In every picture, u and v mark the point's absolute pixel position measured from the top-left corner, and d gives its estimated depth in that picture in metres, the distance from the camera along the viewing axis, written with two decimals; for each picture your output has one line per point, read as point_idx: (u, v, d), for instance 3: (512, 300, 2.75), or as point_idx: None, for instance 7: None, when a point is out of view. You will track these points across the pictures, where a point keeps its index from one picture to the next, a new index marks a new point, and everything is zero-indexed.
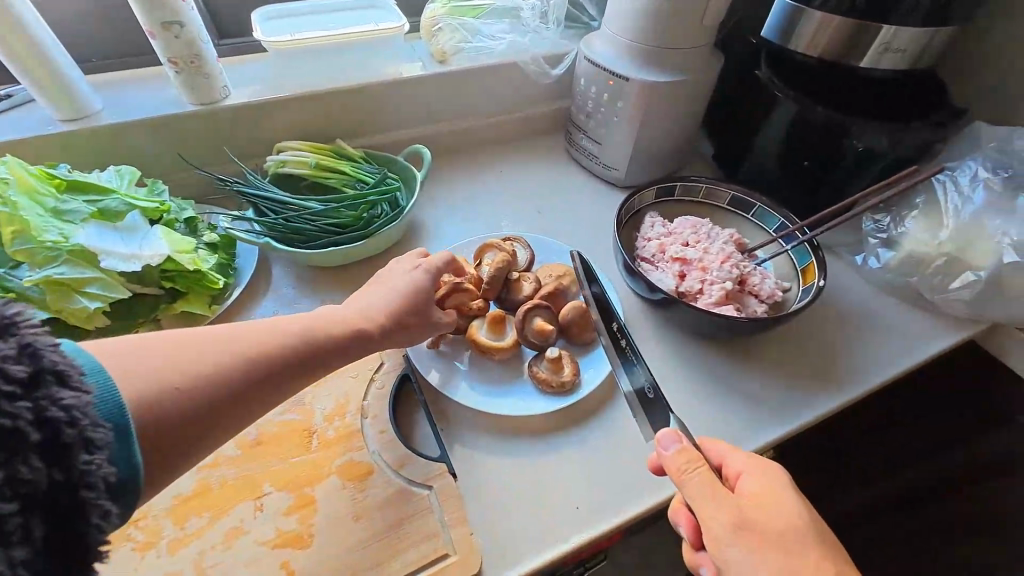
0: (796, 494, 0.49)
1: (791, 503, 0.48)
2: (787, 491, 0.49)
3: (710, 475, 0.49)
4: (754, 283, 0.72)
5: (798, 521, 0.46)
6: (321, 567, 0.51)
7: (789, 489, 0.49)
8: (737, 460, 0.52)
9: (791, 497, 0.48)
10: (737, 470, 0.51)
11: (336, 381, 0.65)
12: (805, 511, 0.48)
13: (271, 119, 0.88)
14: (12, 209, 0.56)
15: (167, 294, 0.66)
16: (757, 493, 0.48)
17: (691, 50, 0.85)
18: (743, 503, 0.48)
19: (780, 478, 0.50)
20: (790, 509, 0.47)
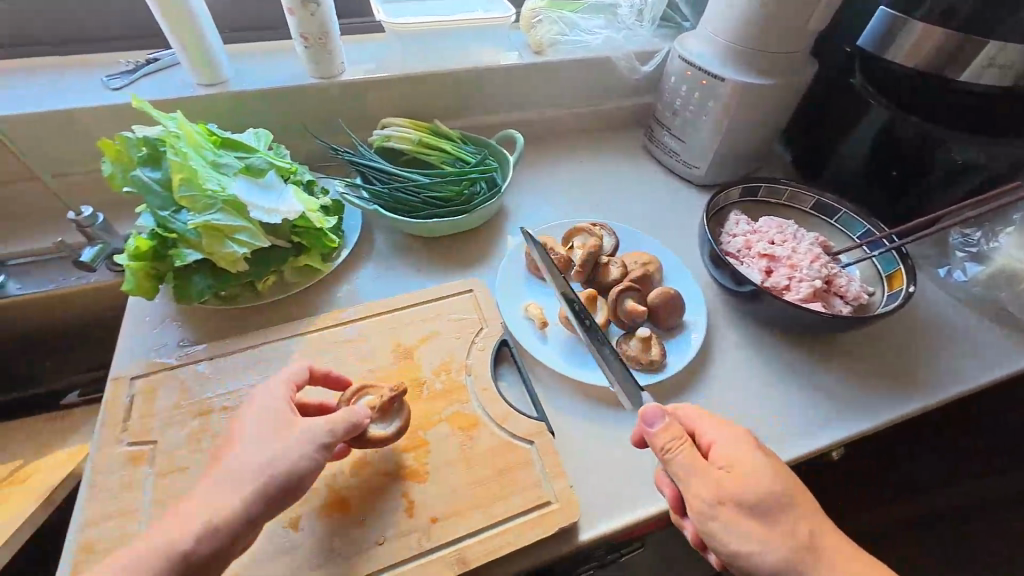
0: (767, 459, 0.52)
1: (765, 468, 0.51)
2: (758, 457, 0.52)
3: (694, 450, 0.52)
4: (840, 284, 0.74)
5: (774, 487, 0.50)
6: (438, 500, 0.56)
7: (754, 454, 0.52)
8: (711, 430, 0.55)
9: (760, 462, 0.52)
10: (710, 439, 0.54)
11: (441, 340, 0.70)
12: (779, 473, 0.51)
13: (379, 95, 0.94)
14: (183, 159, 0.64)
15: (293, 248, 0.73)
16: (736, 462, 0.52)
17: (789, 54, 0.87)
18: (724, 475, 0.51)
19: (747, 442, 0.53)
20: (761, 477, 0.50)
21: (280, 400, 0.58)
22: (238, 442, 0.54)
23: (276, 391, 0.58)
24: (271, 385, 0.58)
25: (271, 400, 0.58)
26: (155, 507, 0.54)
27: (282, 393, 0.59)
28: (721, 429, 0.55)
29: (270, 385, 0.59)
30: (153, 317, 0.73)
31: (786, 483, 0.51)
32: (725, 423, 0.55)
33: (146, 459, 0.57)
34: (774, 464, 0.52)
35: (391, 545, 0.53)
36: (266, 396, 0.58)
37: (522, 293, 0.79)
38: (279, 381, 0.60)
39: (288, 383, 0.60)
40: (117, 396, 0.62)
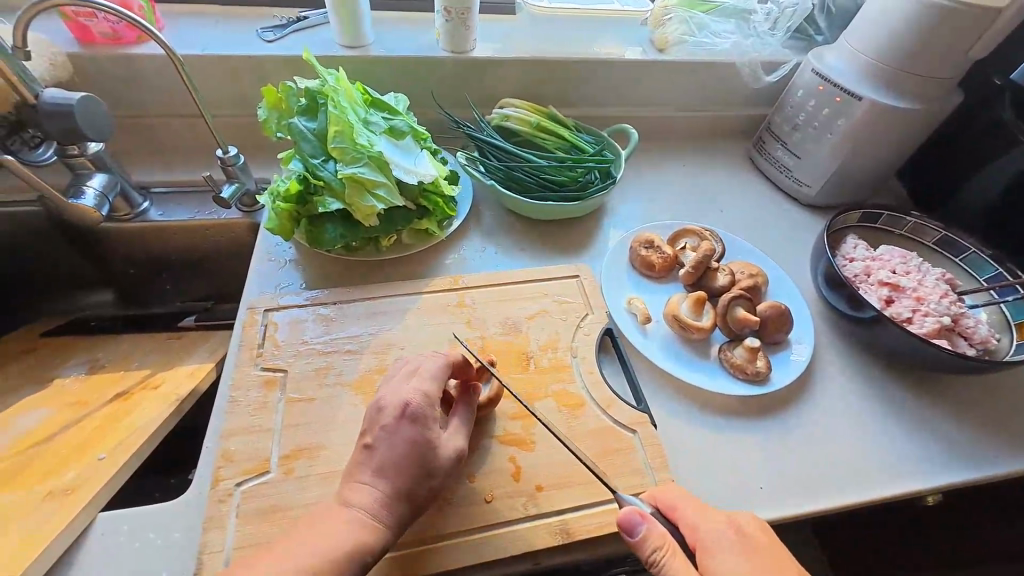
0: (745, 569, 0.45)
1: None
2: (738, 562, 0.45)
3: (682, 559, 0.46)
4: (968, 325, 0.70)
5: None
6: (543, 469, 0.58)
7: (729, 551, 0.46)
8: (689, 524, 0.48)
9: (734, 567, 0.45)
10: (699, 540, 0.47)
11: (546, 319, 0.72)
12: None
13: (502, 75, 0.96)
14: (340, 112, 0.69)
15: (418, 211, 0.77)
16: (719, 575, 0.45)
17: (937, 79, 0.83)
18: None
19: (744, 552, 0.46)
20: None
21: (428, 414, 0.53)
22: (392, 454, 0.51)
23: (420, 402, 0.53)
24: (415, 392, 0.54)
25: (421, 413, 0.53)
26: (287, 429, 0.58)
27: (428, 404, 0.53)
28: (698, 524, 0.48)
29: (411, 391, 0.54)
30: (279, 257, 0.77)
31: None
32: (715, 519, 0.48)
33: (280, 384, 0.62)
34: (758, 569, 0.45)
35: (500, 505, 0.55)
36: (416, 412, 0.52)
37: (625, 286, 0.80)
38: (423, 389, 0.54)
39: (428, 394, 0.54)
40: (253, 324, 0.67)
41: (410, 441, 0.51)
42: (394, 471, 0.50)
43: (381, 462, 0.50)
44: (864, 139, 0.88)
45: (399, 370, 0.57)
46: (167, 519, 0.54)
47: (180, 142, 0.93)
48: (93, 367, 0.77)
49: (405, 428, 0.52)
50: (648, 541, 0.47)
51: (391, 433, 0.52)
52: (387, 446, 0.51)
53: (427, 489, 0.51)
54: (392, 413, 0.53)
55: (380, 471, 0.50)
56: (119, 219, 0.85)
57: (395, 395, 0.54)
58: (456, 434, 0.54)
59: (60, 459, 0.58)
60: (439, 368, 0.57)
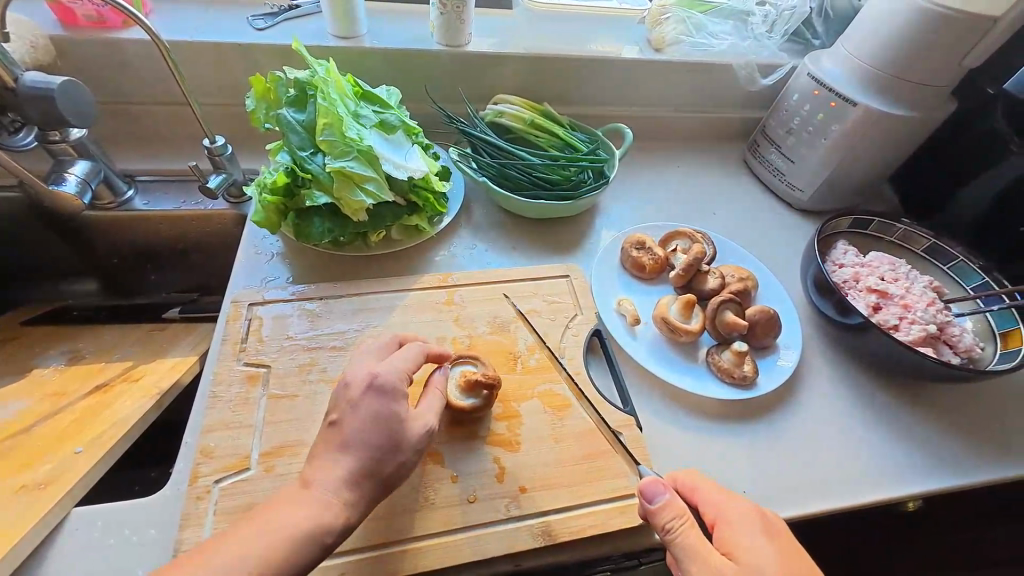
0: (765, 544, 0.48)
1: (765, 552, 0.47)
2: (756, 536, 0.48)
3: (700, 532, 0.49)
4: (954, 334, 0.71)
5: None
6: (527, 470, 0.58)
7: (748, 527, 0.49)
8: (712, 504, 0.51)
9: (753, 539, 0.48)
10: (720, 517, 0.50)
11: (534, 319, 0.71)
12: (780, 558, 0.47)
13: (497, 71, 0.95)
14: (329, 104, 0.67)
15: (408, 207, 0.76)
16: (739, 546, 0.48)
17: (931, 87, 0.83)
18: (724, 563, 0.47)
19: (765, 531, 0.49)
20: (755, 557, 0.47)
21: (397, 387, 0.52)
22: (356, 428, 0.49)
23: (390, 375, 0.53)
24: (386, 367, 0.54)
25: (390, 386, 0.52)
26: (268, 426, 0.57)
27: (398, 378, 0.53)
28: (722, 503, 0.51)
29: (379, 366, 0.53)
30: (265, 251, 0.76)
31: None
32: (735, 499, 0.52)
33: (262, 380, 0.61)
34: (778, 549, 0.48)
35: (481, 505, 0.55)
36: (383, 384, 0.52)
37: (615, 287, 0.80)
38: (393, 366, 0.54)
39: (399, 369, 0.54)
40: (237, 318, 0.66)
41: (376, 414, 0.50)
42: (359, 444, 0.49)
43: (345, 436, 0.49)
44: (857, 145, 0.88)
45: (367, 348, 0.57)
46: (143, 515, 0.53)
47: (167, 130, 0.91)
48: (72, 357, 0.76)
49: (370, 401, 0.51)
50: (670, 511, 0.49)
51: (353, 407, 0.50)
52: (351, 421, 0.50)
53: (394, 464, 0.50)
54: (359, 386, 0.52)
55: (345, 444, 0.49)
56: (102, 207, 0.83)
57: (363, 369, 0.53)
58: (430, 414, 0.54)
59: (36, 452, 0.57)
60: (412, 352, 0.57)
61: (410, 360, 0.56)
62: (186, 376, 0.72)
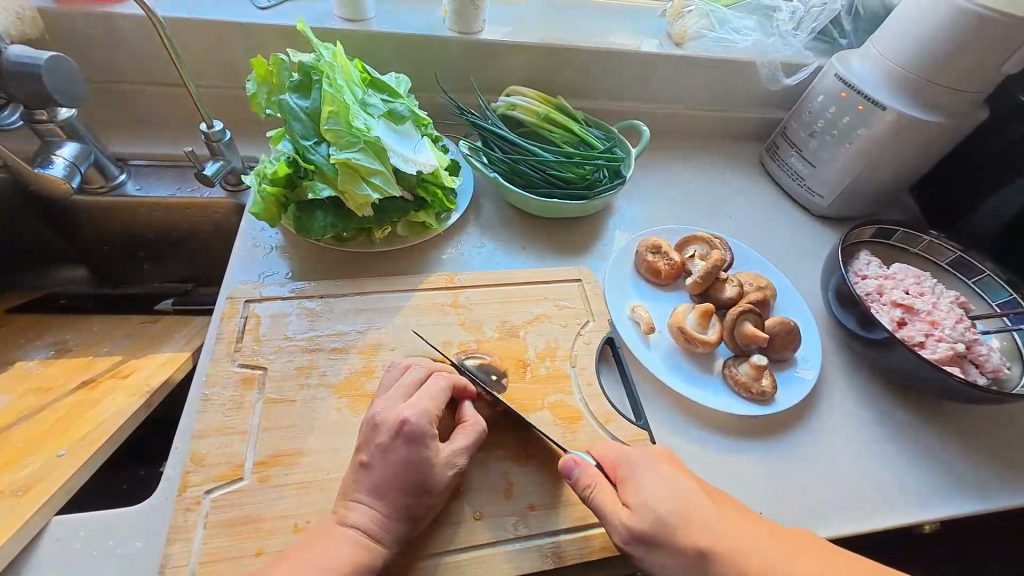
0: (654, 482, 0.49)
1: (652, 492, 0.48)
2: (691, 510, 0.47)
3: (606, 488, 0.50)
4: (981, 353, 0.68)
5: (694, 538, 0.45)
6: (535, 487, 0.55)
7: (640, 472, 0.50)
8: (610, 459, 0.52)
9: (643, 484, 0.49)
10: (623, 472, 0.51)
11: (545, 325, 0.68)
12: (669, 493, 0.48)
13: (510, 61, 0.90)
14: (335, 91, 0.63)
15: (416, 202, 0.72)
16: (633, 492, 0.49)
17: (964, 93, 0.79)
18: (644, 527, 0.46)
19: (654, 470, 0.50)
20: (643, 499, 0.48)
21: (426, 432, 0.50)
22: (388, 474, 0.48)
23: (419, 420, 0.50)
24: (416, 407, 0.51)
25: (419, 432, 0.50)
26: (265, 432, 0.54)
27: (427, 421, 0.50)
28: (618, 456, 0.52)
29: (407, 408, 0.51)
30: (264, 244, 0.73)
31: (717, 510, 0.47)
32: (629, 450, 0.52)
33: (259, 382, 0.58)
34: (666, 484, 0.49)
35: (488, 522, 0.52)
36: (413, 431, 0.49)
37: (629, 292, 0.76)
38: (421, 407, 0.51)
39: (427, 411, 0.51)
40: (233, 315, 0.62)
41: (406, 460, 0.49)
42: (393, 489, 0.48)
43: (377, 481, 0.48)
44: (883, 152, 0.85)
45: (396, 385, 0.54)
46: (129, 525, 0.50)
47: (162, 112, 0.87)
48: (59, 349, 0.72)
49: (401, 447, 0.49)
50: (580, 482, 0.50)
51: (384, 452, 0.49)
52: (383, 466, 0.48)
53: (425, 505, 0.49)
54: (389, 430, 0.50)
55: (376, 488, 0.48)
56: (92, 191, 0.80)
57: (392, 412, 0.51)
58: (461, 452, 0.51)
59: (17, 453, 0.54)
60: (437, 387, 0.54)
61: (438, 398, 0.53)
62: (179, 373, 0.69)
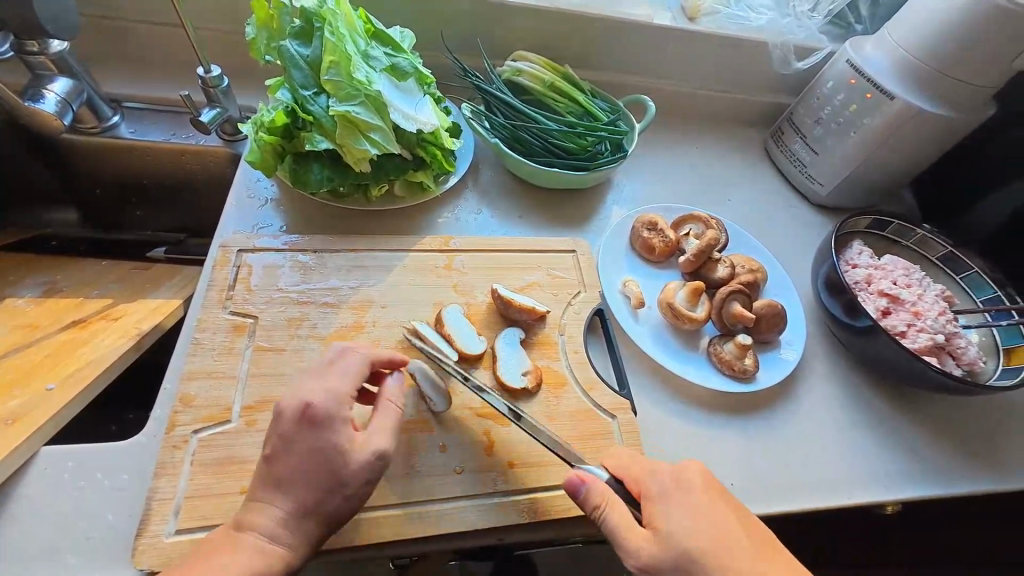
0: (689, 504, 0.47)
1: (682, 519, 0.46)
2: (674, 502, 0.47)
3: (622, 510, 0.47)
4: (959, 346, 0.70)
5: (687, 538, 0.45)
6: (519, 447, 0.56)
7: (670, 496, 0.47)
8: (634, 475, 0.50)
9: (674, 514, 0.46)
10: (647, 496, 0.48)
11: (536, 293, 0.69)
12: (698, 519, 0.46)
13: (522, 24, 0.88)
14: (337, 41, 0.61)
15: (415, 162, 0.71)
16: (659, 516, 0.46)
17: (975, 86, 0.78)
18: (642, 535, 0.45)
19: (686, 495, 0.47)
20: (677, 533, 0.45)
21: (332, 414, 0.48)
22: (294, 462, 0.46)
23: (324, 403, 0.48)
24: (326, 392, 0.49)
25: (324, 415, 0.47)
26: (253, 378, 0.55)
27: (334, 404, 0.48)
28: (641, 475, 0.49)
29: (313, 392, 0.49)
30: (259, 195, 0.72)
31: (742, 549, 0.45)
32: (653, 467, 0.50)
33: (248, 330, 0.58)
34: (696, 513, 0.46)
35: (468, 478, 0.53)
36: (316, 413, 0.47)
37: (622, 268, 0.77)
38: (330, 391, 0.49)
39: (334, 393, 0.49)
40: (225, 264, 0.62)
41: (310, 449, 0.46)
42: (298, 481, 0.46)
43: (282, 472, 0.46)
44: (887, 144, 0.84)
45: (310, 367, 0.51)
46: (117, 460, 0.51)
47: (157, 51, 0.84)
48: (48, 289, 0.72)
49: (304, 435, 0.47)
50: (590, 500, 0.47)
51: (287, 441, 0.47)
52: (288, 454, 0.46)
53: (340, 498, 0.46)
54: (292, 417, 0.47)
55: (281, 481, 0.46)
56: (85, 131, 0.78)
57: (299, 395, 0.49)
58: (379, 431, 0.49)
59: (5, 384, 0.54)
60: (351, 367, 0.51)
61: (350, 377, 0.51)
62: (169, 320, 0.69)
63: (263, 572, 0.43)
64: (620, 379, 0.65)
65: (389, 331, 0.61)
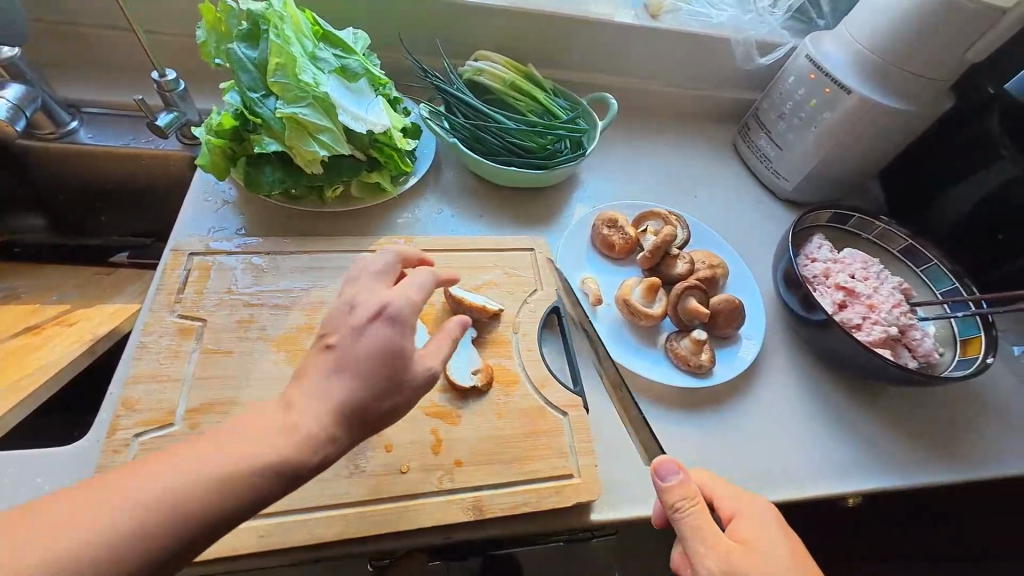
0: (777, 538, 0.49)
1: (777, 548, 0.47)
2: (770, 532, 0.49)
3: (709, 516, 0.48)
4: (914, 338, 0.70)
5: (775, 568, 0.46)
6: (466, 444, 0.56)
7: (763, 523, 0.49)
8: (727, 496, 0.51)
9: (764, 538, 0.48)
10: (737, 520, 0.50)
11: (493, 292, 0.69)
12: (791, 558, 0.48)
13: (482, 24, 0.88)
14: (282, 43, 0.61)
15: (369, 163, 0.71)
16: (746, 536, 0.48)
17: (928, 80, 0.79)
18: (736, 549, 0.47)
19: (784, 534, 0.49)
20: (764, 557, 0.46)
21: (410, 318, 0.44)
22: (360, 354, 0.43)
23: (402, 304, 0.45)
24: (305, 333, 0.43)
25: (403, 315, 0.44)
26: (199, 380, 0.55)
27: (411, 305, 0.45)
28: (734, 497, 0.51)
29: (392, 295, 0.45)
30: (216, 198, 0.72)
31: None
32: (747, 496, 0.51)
33: (196, 333, 0.58)
34: (789, 549, 0.48)
35: (414, 477, 0.54)
36: (396, 313, 0.44)
37: (581, 265, 0.77)
38: (407, 295, 0.45)
39: (412, 300, 0.45)
40: (176, 267, 0.62)
41: (380, 347, 0.43)
42: (358, 373, 0.42)
43: (346, 363, 0.42)
44: (846, 138, 0.85)
45: (371, 272, 0.49)
46: (59, 464, 0.51)
47: (115, 56, 0.84)
48: (6, 295, 0.72)
49: (378, 331, 0.43)
50: (677, 492, 0.49)
51: (358, 332, 0.43)
52: (355, 347, 0.43)
53: (389, 404, 0.43)
54: (366, 311, 0.44)
55: (339, 369, 0.42)
56: (43, 137, 0.78)
57: (374, 295, 0.46)
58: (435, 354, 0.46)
59: None
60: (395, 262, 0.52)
61: (427, 290, 0.47)
62: (124, 325, 0.69)
63: (250, 476, 0.38)
64: (574, 377, 0.65)
65: None
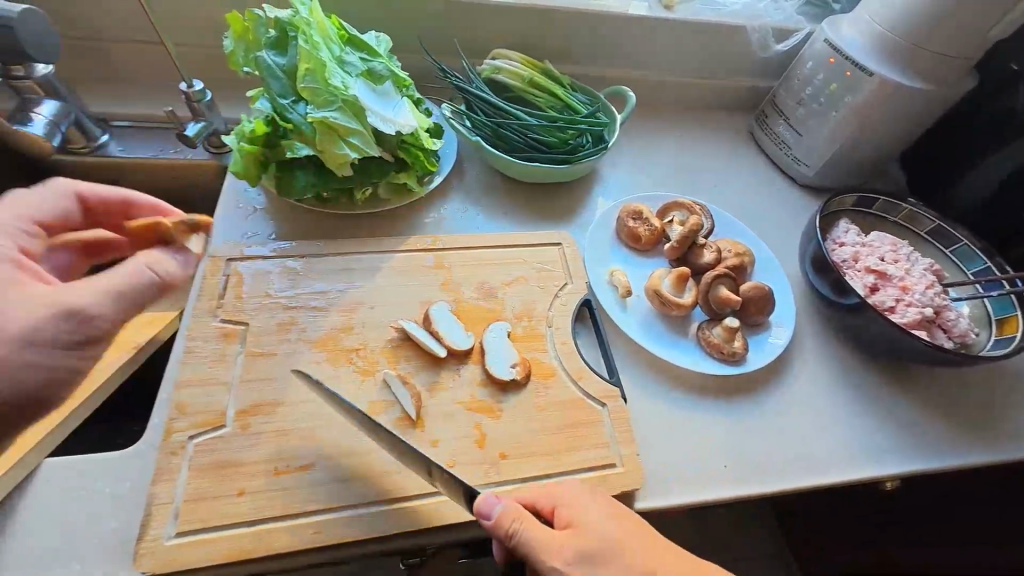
0: (603, 513, 0.50)
1: (605, 525, 0.49)
2: (597, 514, 0.50)
3: (540, 522, 0.48)
4: (949, 318, 0.70)
5: (607, 543, 0.48)
6: (509, 437, 0.57)
7: (593, 507, 0.50)
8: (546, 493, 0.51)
9: (596, 521, 0.49)
10: (557, 510, 0.50)
11: (523, 286, 0.70)
12: (626, 530, 0.50)
13: (499, 23, 0.89)
14: (311, 48, 0.62)
15: (396, 164, 0.72)
16: (578, 524, 0.49)
17: (949, 58, 0.78)
18: (569, 538, 0.48)
19: (609, 511, 0.51)
20: (598, 536, 0.48)
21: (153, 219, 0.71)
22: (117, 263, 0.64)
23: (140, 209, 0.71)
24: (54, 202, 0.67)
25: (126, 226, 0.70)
26: (245, 383, 0.56)
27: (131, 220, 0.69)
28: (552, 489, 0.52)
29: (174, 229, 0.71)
30: (248, 205, 0.73)
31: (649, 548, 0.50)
32: (568, 485, 0.52)
33: (239, 337, 0.59)
34: (619, 521, 0.50)
35: (460, 471, 0.54)
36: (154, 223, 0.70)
37: (609, 258, 0.77)
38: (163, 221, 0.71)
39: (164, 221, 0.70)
40: (216, 272, 0.63)
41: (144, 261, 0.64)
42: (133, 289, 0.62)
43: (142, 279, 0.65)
44: (868, 121, 0.84)
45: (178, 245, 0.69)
46: (114, 469, 0.52)
47: (144, 71, 0.86)
48: None
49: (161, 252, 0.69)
50: (506, 517, 0.47)
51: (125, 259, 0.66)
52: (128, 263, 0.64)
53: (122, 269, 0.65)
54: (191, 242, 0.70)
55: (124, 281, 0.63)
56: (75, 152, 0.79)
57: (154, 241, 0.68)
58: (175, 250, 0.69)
59: None
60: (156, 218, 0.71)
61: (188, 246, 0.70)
62: None
63: None
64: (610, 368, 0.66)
65: (377, 330, 0.62)
